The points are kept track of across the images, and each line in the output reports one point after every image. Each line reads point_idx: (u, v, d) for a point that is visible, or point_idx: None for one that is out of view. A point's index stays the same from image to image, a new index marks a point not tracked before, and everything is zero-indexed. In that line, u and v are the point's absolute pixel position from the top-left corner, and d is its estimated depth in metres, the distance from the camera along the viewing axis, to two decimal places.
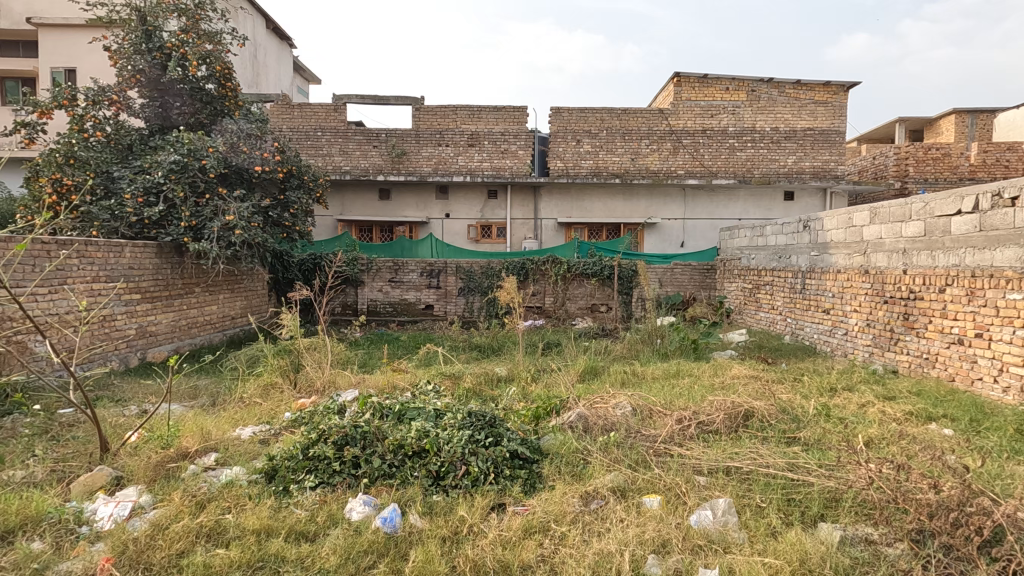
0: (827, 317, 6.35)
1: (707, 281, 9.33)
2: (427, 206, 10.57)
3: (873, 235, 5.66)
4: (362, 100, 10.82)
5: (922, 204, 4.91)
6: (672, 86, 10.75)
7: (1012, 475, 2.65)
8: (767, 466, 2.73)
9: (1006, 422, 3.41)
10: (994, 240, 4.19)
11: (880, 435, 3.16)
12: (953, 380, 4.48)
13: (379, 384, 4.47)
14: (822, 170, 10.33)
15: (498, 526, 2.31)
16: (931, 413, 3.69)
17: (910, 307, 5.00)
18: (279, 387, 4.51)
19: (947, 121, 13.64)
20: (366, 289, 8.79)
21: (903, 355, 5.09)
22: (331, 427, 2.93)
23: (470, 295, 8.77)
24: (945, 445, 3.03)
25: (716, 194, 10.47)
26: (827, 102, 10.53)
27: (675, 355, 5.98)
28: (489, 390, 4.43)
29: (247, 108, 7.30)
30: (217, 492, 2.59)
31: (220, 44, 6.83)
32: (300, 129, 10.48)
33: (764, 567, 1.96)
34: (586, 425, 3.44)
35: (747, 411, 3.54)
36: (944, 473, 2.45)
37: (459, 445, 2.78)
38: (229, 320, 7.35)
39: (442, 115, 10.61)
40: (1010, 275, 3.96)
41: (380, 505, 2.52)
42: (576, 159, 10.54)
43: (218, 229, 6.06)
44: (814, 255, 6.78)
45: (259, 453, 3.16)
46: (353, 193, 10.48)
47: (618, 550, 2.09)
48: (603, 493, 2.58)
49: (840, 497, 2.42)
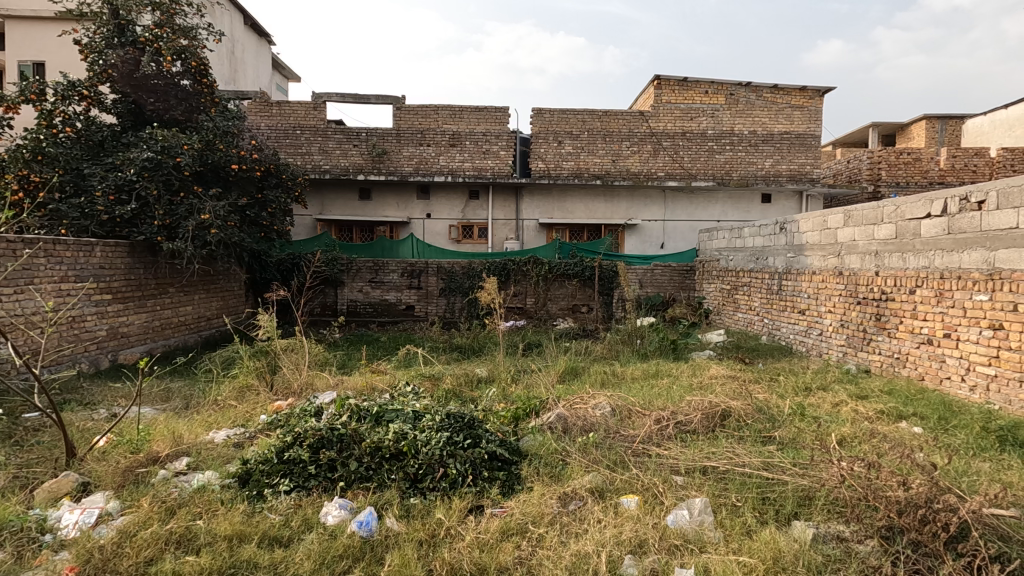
0: (803, 318, 6.46)
1: (686, 282, 9.44)
2: (408, 206, 10.51)
3: (847, 237, 5.77)
4: (343, 99, 10.71)
5: (894, 206, 5.03)
6: (652, 88, 10.83)
7: (978, 471, 2.73)
8: (743, 465, 2.76)
9: (973, 420, 3.50)
10: (961, 243, 4.30)
11: (853, 435, 3.21)
12: (923, 379, 4.60)
13: (358, 386, 4.42)
14: (798, 172, 10.53)
15: (476, 528, 2.29)
16: (901, 412, 3.78)
17: (882, 308, 5.11)
18: (254, 388, 4.42)
19: (918, 126, 14.00)
20: (347, 290, 8.70)
21: (876, 355, 5.20)
22: (306, 429, 2.89)
23: (452, 295, 8.73)
24: (914, 443, 3.10)
25: (695, 196, 10.61)
26: (804, 106, 10.68)
27: (655, 355, 6.05)
28: (469, 391, 4.41)
29: (224, 105, 7.17)
30: (188, 497, 2.54)
31: (196, 40, 6.71)
32: (278, 127, 10.32)
33: (738, 567, 1.98)
34: (565, 426, 3.45)
35: (724, 411, 3.58)
36: (913, 471, 2.50)
37: (438, 447, 2.75)
38: (205, 320, 7.22)
39: (424, 115, 10.53)
40: (978, 277, 4.08)
41: (356, 509, 2.48)
42: (558, 160, 10.57)
43: (193, 228, 5.93)
44: (790, 256, 6.89)
45: (232, 457, 3.09)
46: (333, 192, 10.38)
47: (595, 551, 2.09)
48: (581, 494, 2.58)
49: (813, 495, 2.45)
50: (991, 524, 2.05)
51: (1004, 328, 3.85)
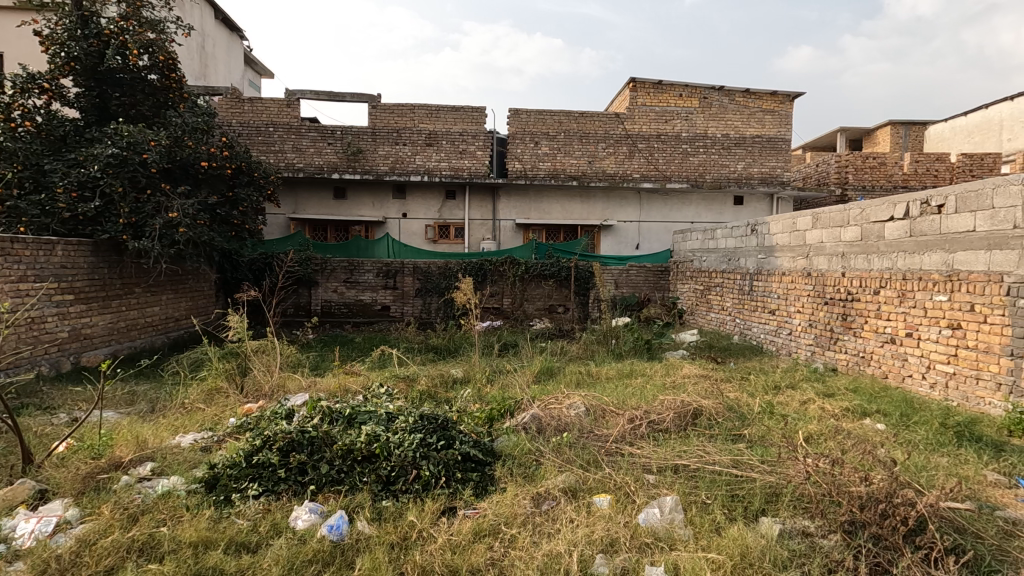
0: (773, 318, 6.61)
1: (661, 282, 9.57)
2: (384, 206, 10.41)
3: (815, 239, 5.92)
4: (317, 97, 10.56)
5: (859, 210, 5.18)
6: (628, 91, 10.96)
7: (936, 466, 2.82)
8: (713, 463, 2.81)
9: (932, 416, 3.63)
10: (922, 245, 4.44)
11: (819, 431, 3.29)
12: (886, 377, 4.74)
13: (330, 388, 4.35)
14: (769, 175, 10.75)
15: (448, 530, 2.28)
16: (865, 409, 3.89)
17: (848, 308, 5.26)
18: (224, 391, 4.32)
19: (883, 132, 14.44)
20: (321, 290, 8.58)
21: (842, 354, 5.34)
22: (276, 432, 2.84)
23: (428, 295, 8.69)
24: (877, 439, 3.20)
25: (670, 198, 10.75)
26: (774, 110, 10.94)
27: (629, 355, 6.11)
28: (444, 392, 4.40)
29: (193, 101, 7.00)
30: (151, 503, 2.47)
31: (163, 34, 6.53)
32: (250, 124, 10.11)
33: (707, 564, 2.00)
34: (539, 426, 3.46)
35: (696, 409, 3.64)
36: (875, 466, 2.58)
37: (411, 449, 2.73)
38: (173, 321, 7.04)
39: (400, 114, 10.45)
40: (937, 278, 4.23)
41: (326, 513, 2.45)
42: (534, 160, 10.57)
43: (160, 226, 5.77)
44: (761, 257, 7.04)
45: (199, 461, 3.02)
46: (307, 191, 10.23)
47: (566, 551, 2.10)
48: (555, 494, 2.59)
49: (780, 491, 2.50)
50: (947, 517, 2.13)
51: (962, 327, 4.00)
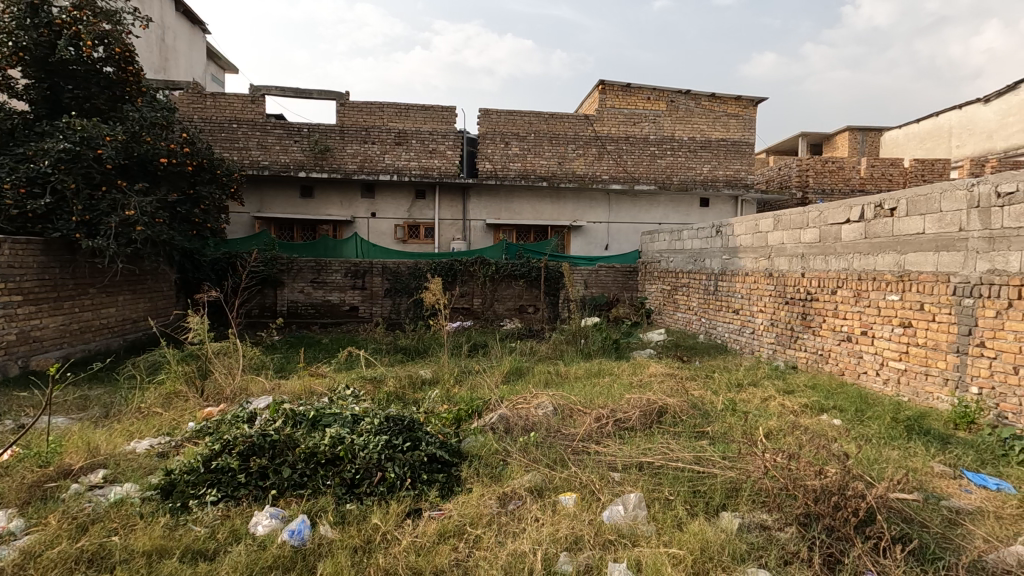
0: (736, 317, 6.78)
1: (629, 282, 9.71)
2: (352, 205, 10.27)
3: (776, 240, 6.08)
4: (283, 93, 10.35)
5: (818, 212, 5.34)
6: (597, 93, 11.10)
7: (887, 459, 2.94)
8: (676, 460, 2.87)
9: (885, 411, 3.77)
10: (876, 247, 4.62)
11: (778, 427, 3.39)
12: (842, 374, 4.92)
13: (295, 390, 4.27)
14: (734, 178, 11.00)
15: (412, 532, 2.27)
16: (823, 405, 4.02)
17: (807, 308, 5.42)
18: (183, 395, 4.19)
19: (842, 138, 14.97)
20: (287, 290, 8.40)
21: (802, 351, 5.51)
22: (236, 436, 2.77)
23: (397, 296, 8.60)
24: (832, 435, 3.31)
25: (638, 199, 10.91)
26: (738, 115, 11.25)
27: (598, 354, 6.17)
28: (412, 393, 4.37)
29: (152, 95, 6.78)
30: (103, 512, 2.38)
31: (119, 26, 6.30)
32: (212, 120, 9.83)
33: (668, 559, 2.04)
34: (506, 426, 3.46)
35: (661, 407, 3.70)
36: (828, 460, 2.68)
37: (375, 451, 2.70)
38: (130, 323, 6.80)
39: (368, 112, 10.33)
40: (890, 278, 4.40)
41: (288, 518, 2.40)
42: (505, 161, 10.57)
43: (117, 224, 5.56)
44: (725, 258, 7.19)
45: (156, 467, 2.92)
46: (273, 189, 10.01)
47: (531, 550, 2.10)
48: (520, 494, 2.59)
49: (740, 486, 2.57)
50: (896, 508, 2.22)
51: (913, 325, 4.16)
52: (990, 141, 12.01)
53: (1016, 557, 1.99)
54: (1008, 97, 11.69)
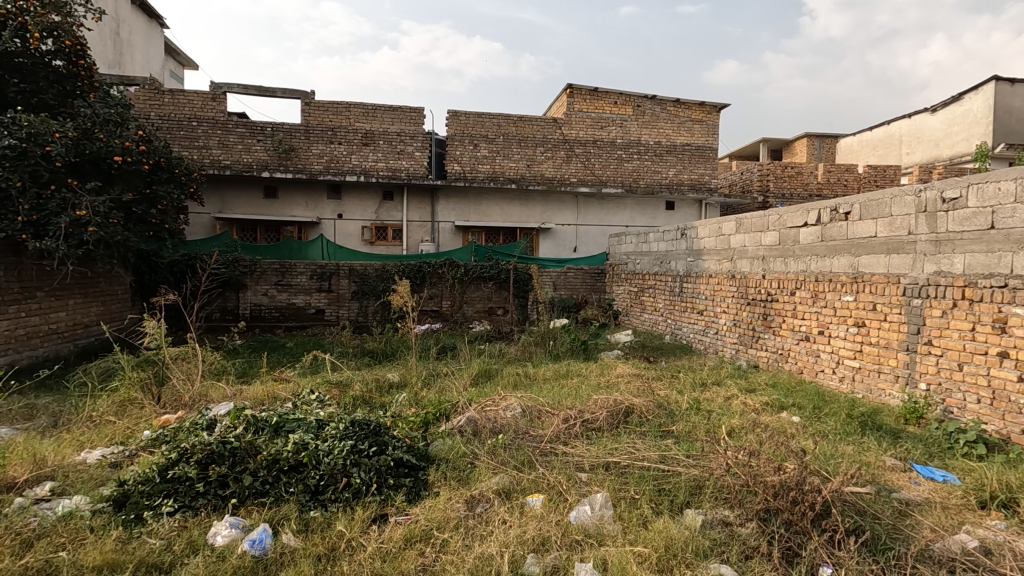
0: (701, 318, 6.93)
1: (597, 284, 9.82)
2: (318, 206, 10.09)
3: (738, 243, 6.25)
4: (245, 91, 10.10)
5: (778, 215, 5.51)
6: (565, 96, 11.20)
7: (843, 454, 3.05)
8: (642, 459, 2.91)
9: (841, 408, 3.91)
10: (832, 249, 4.79)
11: (740, 425, 3.48)
12: (801, 372, 5.08)
13: (258, 396, 4.16)
14: (698, 182, 11.26)
15: (378, 538, 2.24)
16: (783, 403, 4.14)
17: (768, 309, 5.58)
18: (138, 402, 4.04)
19: (801, 144, 15.48)
20: (249, 293, 8.18)
21: (763, 351, 5.67)
22: (194, 444, 2.68)
23: (364, 298, 8.49)
24: (791, 431, 3.42)
25: (605, 202, 11.05)
26: (702, 120, 11.51)
27: (566, 355, 6.21)
28: (379, 397, 4.31)
29: (105, 91, 6.52)
30: (50, 526, 2.27)
31: (70, 17, 6.03)
32: (170, 117, 9.53)
33: (633, 557, 2.06)
34: (475, 429, 3.45)
35: (628, 408, 3.75)
36: (787, 456, 2.76)
37: (341, 457, 2.66)
38: (82, 327, 6.51)
39: (334, 112, 10.18)
40: (845, 279, 4.57)
41: (249, 527, 2.34)
42: (474, 163, 10.57)
43: (67, 225, 5.32)
44: (690, 260, 7.33)
45: (108, 478, 2.79)
46: (235, 189, 9.75)
47: (499, 552, 2.10)
48: (488, 496, 2.59)
49: (703, 484, 2.63)
50: (850, 501, 2.30)
51: (867, 325, 4.33)
52: (936, 149, 12.61)
53: (960, 545, 2.10)
54: (953, 107, 12.29)
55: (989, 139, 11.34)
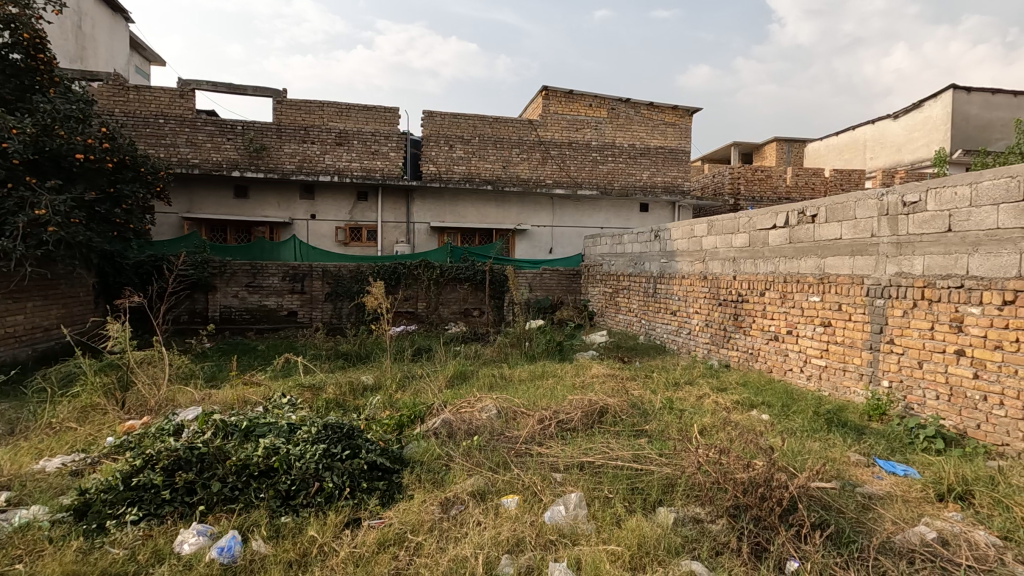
0: (674, 318, 7.03)
1: (573, 285, 9.88)
2: (290, 206, 9.92)
3: (710, 244, 6.36)
4: (215, 88, 9.88)
5: (748, 218, 5.63)
6: (541, 98, 11.26)
7: (810, 450, 3.14)
8: (616, 458, 2.94)
9: (808, 405, 4.01)
10: (799, 251, 4.92)
11: (712, 424, 3.54)
12: (770, 371, 5.20)
13: (227, 400, 4.07)
14: (671, 185, 11.43)
15: (351, 542, 2.21)
16: (753, 401, 4.23)
17: (739, 309, 5.70)
18: (101, 407, 3.91)
19: (770, 148, 15.85)
20: (219, 295, 7.98)
21: (734, 350, 5.78)
22: (160, 450, 2.61)
23: (338, 300, 8.38)
24: (760, 429, 3.50)
25: (581, 204, 11.14)
26: (675, 124, 11.69)
27: (542, 356, 6.24)
28: (353, 399, 4.26)
29: (66, 86, 6.30)
30: (5, 538, 2.18)
31: (28, 9, 5.81)
32: (136, 114, 9.26)
33: (607, 555, 2.09)
34: (450, 431, 3.44)
35: (602, 408, 3.78)
36: (756, 454, 2.82)
37: (313, 460, 2.62)
38: (41, 331, 6.26)
39: (307, 111, 10.02)
40: (812, 280, 4.70)
41: (217, 534, 2.29)
42: (449, 164, 10.54)
43: (25, 224, 5.12)
44: (663, 262, 7.43)
45: (68, 487, 2.70)
46: (204, 189, 9.52)
47: (473, 554, 2.10)
48: (463, 498, 2.58)
49: (675, 482, 2.66)
50: (816, 496, 2.36)
51: (832, 324, 4.46)
52: (899, 154, 13.05)
53: (919, 536, 2.18)
54: (914, 114, 12.74)
55: (947, 145, 11.78)
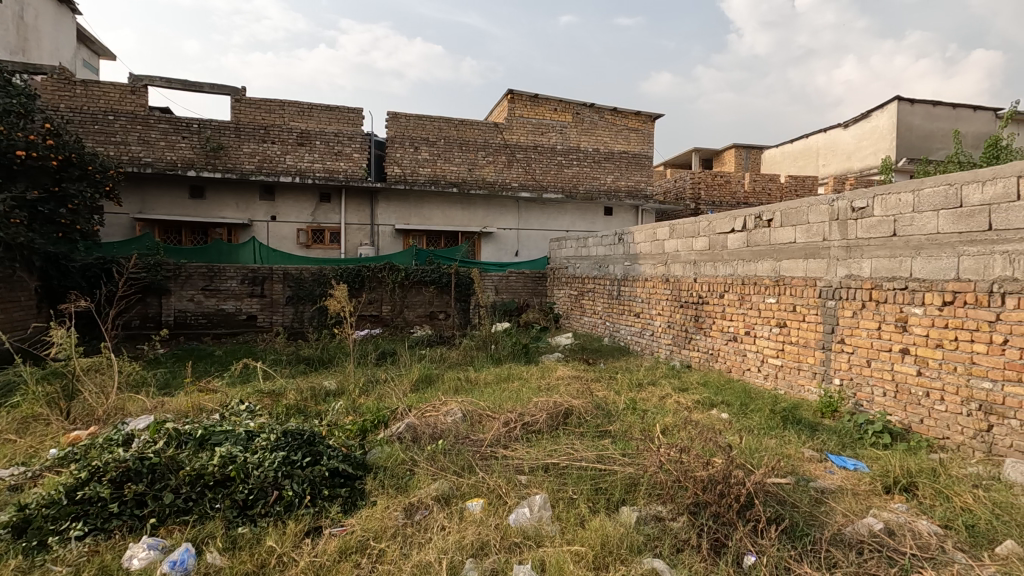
0: (637, 320, 7.15)
1: (538, 288, 9.94)
2: (249, 207, 9.65)
3: (672, 247, 6.49)
4: (169, 85, 9.54)
5: (707, 222, 5.78)
6: (506, 102, 11.29)
7: (767, 447, 3.24)
8: (580, 459, 2.97)
9: (765, 404, 4.14)
10: (756, 254, 5.07)
11: (673, 423, 3.61)
12: (729, 371, 5.35)
13: (181, 408, 3.92)
14: (634, 189, 11.63)
15: (311, 551, 2.16)
16: (713, 400, 4.34)
17: (699, 310, 5.84)
18: (44, 418, 3.71)
19: (729, 154, 16.34)
20: (173, 298, 7.68)
21: (695, 351, 5.92)
22: (108, 461, 2.49)
23: (300, 304, 8.19)
24: (720, 428, 3.60)
25: (546, 207, 11.23)
26: (638, 129, 11.91)
27: (508, 359, 6.24)
28: (314, 405, 4.17)
29: (6, 78, 5.96)
30: None
31: None
32: (83, 110, 8.84)
33: (571, 556, 2.10)
34: (414, 435, 3.40)
35: (567, 409, 3.81)
36: (715, 451, 2.89)
37: (272, 469, 2.55)
38: None
39: (267, 110, 9.77)
40: (768, 282, 4.86)
41: (169, 548, 2.20)
42: (414, 165, 10.44)
43: None
44: (627, 265, 7.54)
45: (6, 504, 2.55)
46: (157, 188, 9.18)
47: (437, 559, 2.08)
48: (427, 503, 2.56)
49: (638, 481, 2.70)
50: (772, 492, 2.43)
51: (788, 325, 4.62)
52: (849, 161, 13.63)
53: (867, 527, 2.27)
54: (863, 123, 13.33)
55: (893, 153, 12.37)
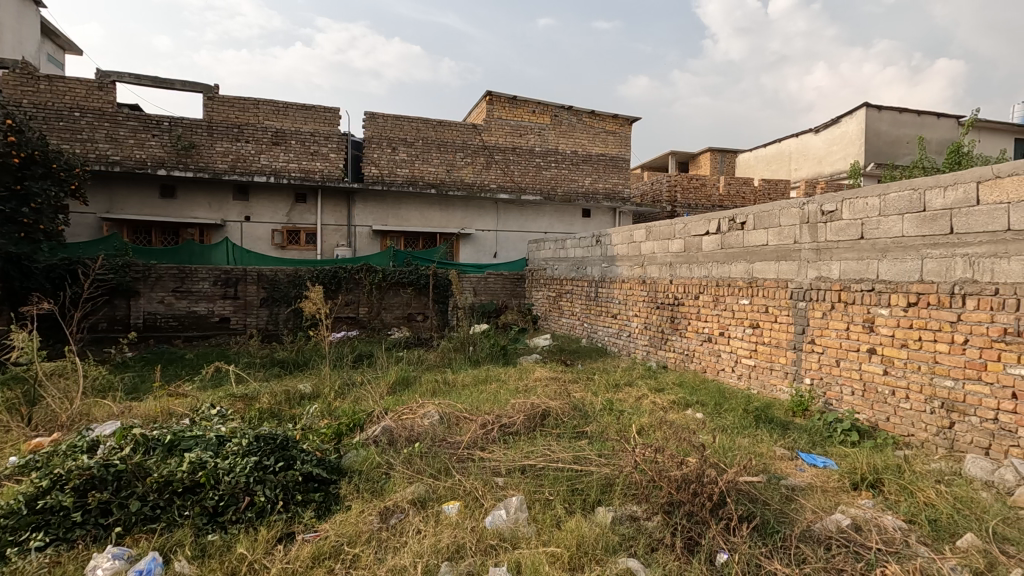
0: (614, 321, 7.21)
1: (517, 290, 9.96)
2: (223, 207, 9.47)
3: (648, 249, 6.55)
4: (138, 81, 9.30)
5: (683, 224, 5.85)
6: (485, 103, 11.28)
7: (740, 446, 3.29)
8: (557, 460, 2.97)
9: (739, 403, 4.21)
10: (730, 256, 5.15)
11: (649, 424, 3.65)
12: (704, 371, 5.43)
13: (151, 413, 3.82)
14: (612, 191, 11.74)
15: (283, 557, 2.13)
16: (688, 401, 4.40)
17: (675, 312, 5.92)
18: (3, 425, 3.58)
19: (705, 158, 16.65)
20: (143, 300, 7.47)
21: (671, 352, 5.99)
22: (72, 468, 2.41)
23: (275, 305, 8.07)
24: (695, 427, 3.65)
25: (525, 209, 11.26)
26: (615, 132, 12.01)
27: (486, 360, 6.23)
28: (288, 409, 4.10)
29: None
30: None
31: None
32: (47, 106, 8.57)
33: (547, 557, 2.11)
34: (390, 438, 3.37)
35: (544, 410, 3.82)
36: (690, 451, 2.93)
37: (243, 474, 2.50)
38: None
39: (241, 108, 9.59)
40: (741, 284, 4.94)
41: (135, 557, 2.14)
42: (392, 166, 10.36)
43: None
44: (604, 266, 7.60)
45: None
46: (126, 188, 8.94)
47: (412, 563, 2.07)
48: (403, 506, 2.54)
49: (614, 481, 2.72)
50: (744, 490, 2.48)
51: (760, 326, 4.71)
52: (820, 165, 13.97)
53: (835, 523, 2.33)
54: (833, 129, 13.67)
55: (862, 158, 12.71)
